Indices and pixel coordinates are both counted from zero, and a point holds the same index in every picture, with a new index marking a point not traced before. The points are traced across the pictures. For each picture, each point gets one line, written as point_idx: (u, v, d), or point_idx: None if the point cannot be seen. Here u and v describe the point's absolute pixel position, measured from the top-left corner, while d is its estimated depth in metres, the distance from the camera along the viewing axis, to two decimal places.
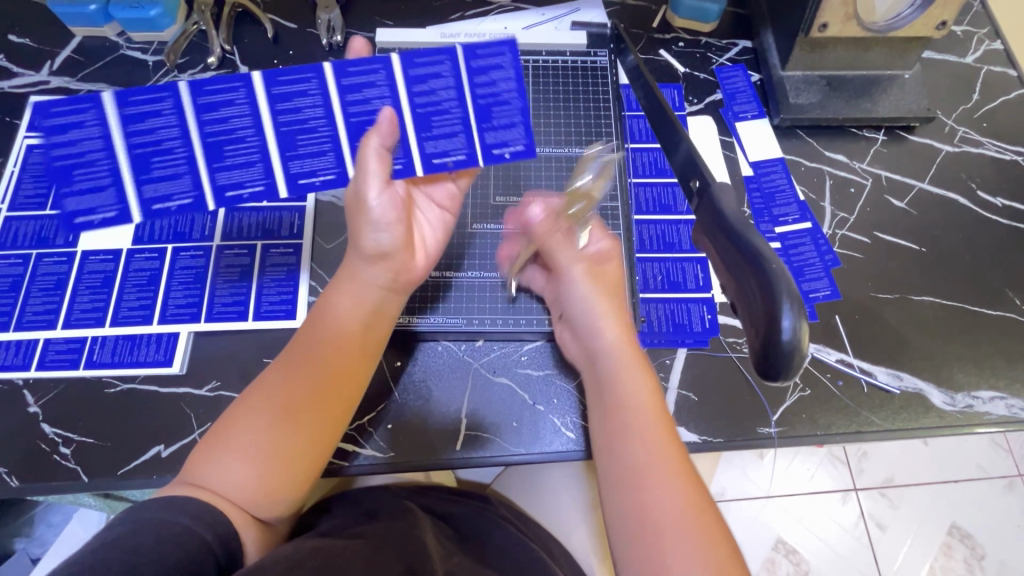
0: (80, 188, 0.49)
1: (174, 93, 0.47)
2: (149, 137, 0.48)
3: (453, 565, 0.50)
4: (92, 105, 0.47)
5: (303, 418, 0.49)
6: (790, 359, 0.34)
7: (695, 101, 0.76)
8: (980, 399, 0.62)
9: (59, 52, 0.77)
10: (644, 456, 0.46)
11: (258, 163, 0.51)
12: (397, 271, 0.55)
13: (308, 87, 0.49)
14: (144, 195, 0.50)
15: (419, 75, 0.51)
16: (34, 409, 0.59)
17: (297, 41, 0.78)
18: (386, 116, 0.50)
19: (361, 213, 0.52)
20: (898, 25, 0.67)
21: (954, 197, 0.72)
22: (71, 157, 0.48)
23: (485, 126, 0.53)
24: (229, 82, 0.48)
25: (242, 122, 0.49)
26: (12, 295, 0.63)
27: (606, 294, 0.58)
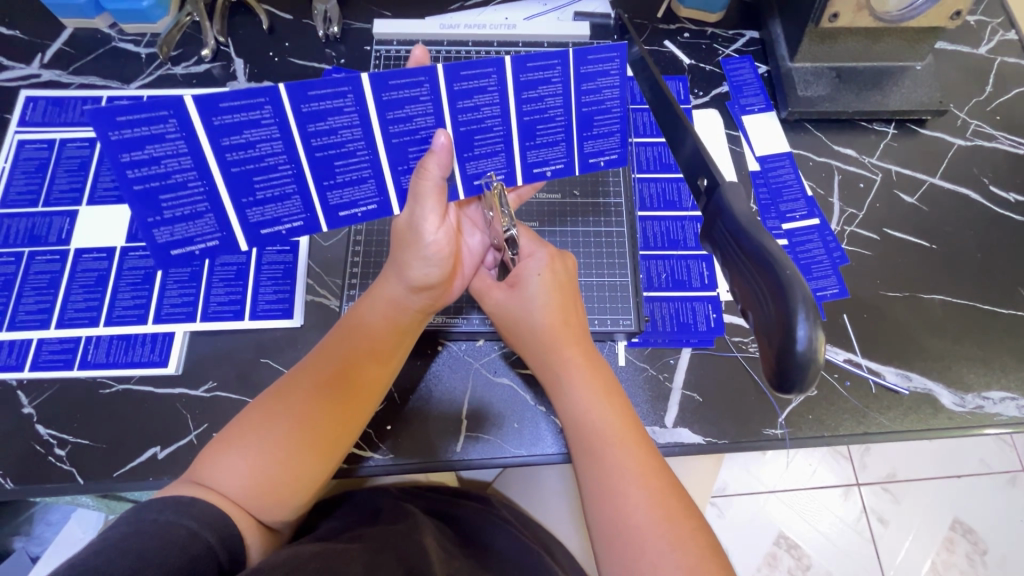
0: (175, 215, 0.49)
1: (274, 99, 0.44)
2: (248, 152, 0.47)
3: (455, 567, 0.49)
4: (172, 112, 0.43)
5: (313, 427, 0.48)
6: (805, 369, 0.32)
7: (700, 94, 0.74)
8: (990, 399, 0.61)
9: (50, 44, 0.75)
10: (610, 468, 0.48)
11: (369, 178, 0.52)
12: (435, 299, 0.55)
13: (420, 93, 0.47)
14: (249, 217, 0.52)
15: (530, 81, 0.49)
16: (28, 410, 0.59)
17: (293, 32, 0.76)
18: (441, 141, 0.50)
19: (414, 243, 0.52)
20: (911, 15, 0.65)
21: (966, 193, 0.70)
22: (155, 178, 0.46)
23: (585, 135, 0.54)
24: (335, 88, 0.45)
25: (352, 134, 0.48)
26: (4, 293, 0.62)
27: (563, 298, 0.56)
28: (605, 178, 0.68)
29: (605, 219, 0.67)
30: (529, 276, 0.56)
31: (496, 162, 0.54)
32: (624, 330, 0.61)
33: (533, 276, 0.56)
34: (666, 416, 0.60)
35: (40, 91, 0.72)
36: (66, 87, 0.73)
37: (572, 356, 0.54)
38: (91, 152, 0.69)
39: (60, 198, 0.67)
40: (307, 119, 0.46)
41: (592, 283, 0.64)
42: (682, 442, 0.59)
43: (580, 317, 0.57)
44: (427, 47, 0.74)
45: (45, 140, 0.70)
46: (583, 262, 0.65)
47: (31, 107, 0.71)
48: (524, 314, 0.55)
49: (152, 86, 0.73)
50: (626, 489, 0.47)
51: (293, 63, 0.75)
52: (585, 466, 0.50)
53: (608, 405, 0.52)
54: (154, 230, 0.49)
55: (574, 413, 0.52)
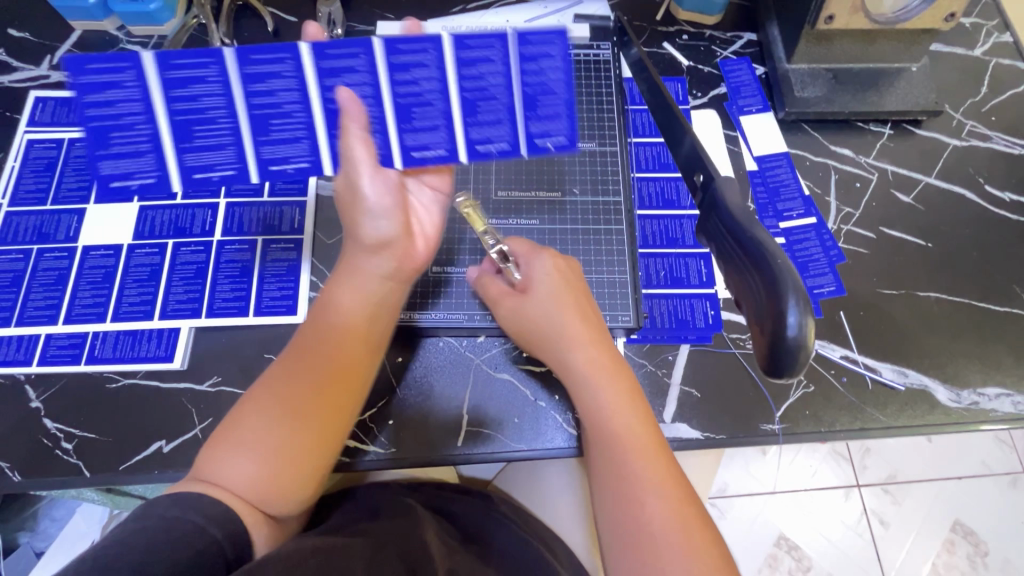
0: (121, 151, 0.48)
1: (220, 60, 0.46)
2: (192, 104, 0.47)
3: (455, 561, 0.50)
4: (132, 65, 0.46)
5: (309, 417, 0.49)
6: (796, 356, 0.33)
7: (699, 95, 0.75)
8: (986, 396, 0.62)
9: (59, 46, 0.76)
10: (630, 467, 0.49)
11: (304, 140, 0.50)
12: (399, 258, 0.55)
13: (357, 63, 0.48)
14: (187, 163, 0.50)
15: (469, 59, 0.49)
16: (36, 404, 0.59)
17: (297, 34, 0.78)
18: (346, 97, 0.47)
19: (358, 202, 0.52)
20: (906, 17, 0.66)
21: (961, 192, 0.71)
22: (109, 119, 0.47)
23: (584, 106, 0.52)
24: (277, 54, 0.46)
25: (289, 96, 0.48)
26: (13, 290, 0.63)
27: (576, 299, 0.57)
28: (605, 177, 0.69)
29: (605, 217, 0.67)
30: (539, 278, 0.58)
31: (439, 137, 0.51)
32: (623, 326, 0.62)
33: (543, 277, 0.58)
34: (664, 411, 0.60)
35: (49, 92, 0.73)
36: None
37: (592, 357, 0.55)
38: None
39: (68, 197, 0.68)
40: (249, 81, 0.47)
41: (591, 280, 0.64)
42: (681, 437, 0.60)
43: (597, 319, 0.58)
44: None
45: (54, 139, 0.71)
46: (583, 259, 0.65)
47: (40, 107, 0.72)
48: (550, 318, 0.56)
49: None
50: (644, 492, 0.47)
51: None
52: (602, 465, 0.50)
53: (631, 408, 0.52)
54: (99, 163, 0.48)
55: (596, 415, 0.53)
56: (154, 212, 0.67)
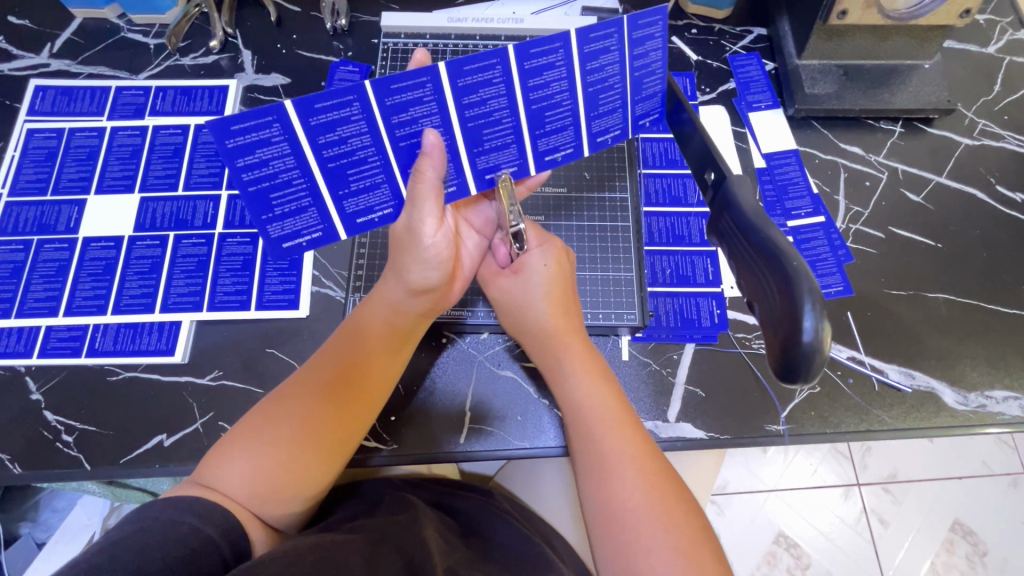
0: (283, 212, 0.49)
1: (282, 116, 0.42)
2: (341, 148, 0.46)
3: (455, 558, 0.50)
4: (276, 117, 0.42)
5: (318, 426, 0.49)
6: (811, 361, 0.31)
7: (707, 90, 0.74)
8: (993, 399, 0.61)
9: (59, 34, 0.75)
10: (609, 452, 0.49)
11: (448, 162, 0.51)
12: (436, 301, 0.55)
13: (494, 75, 0.46)
14: (346, 209, 0.51)
15: (592, 52, 0.46)
16: (36, 396, 0.59)
17: (301, 25, 0.77)
18: (431, 141, 0.48)
19: (413, 246, 0.51)
20: (920, 13, 0.64)
21: (972, 192, 0.70)
22: (265, 179, 0.46)
23: (637, 99, 0.52)
24: (261, 119, 0.42)
25: (431, 122, 0.47)
26: (13, 281, 0.63)
27: (563, 297, 0.56)
28: (611, 173, 0.68)
29: (611, 214, 0.67)
30: (532, 266, 0.56)
31: (566, 136, 0.53)
32: (628, 325, 0.61)
33: (536, 266, 0.56)
34: (668, 411, 0.60)
35: (50, 81, 0.73)
36: (75, 77, 0.73)
37: (573, 354, 0.54)
38: (100, 141, 0.69)
39: (68, 187, 0.67)
40: (317, 131, 0.45)
41: (596, 278, 0.64)
42: (684, 437, 0.59)
43: (576, 308, 0.57)
44: (435, 40, 0.74)
45: (54, 129, 0.70)
46: (587, 256, 0.65)
47: (41, 96, 0.72)
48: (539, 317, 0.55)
49: (160, 77, 0.73)
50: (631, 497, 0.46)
51: (301, 55, 0.75)
52: (583, 450, 0.50)
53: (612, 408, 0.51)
54: (268, 226, 0.50)
55: (575, 403, 0.52)
56: (156, 204, 0.67)
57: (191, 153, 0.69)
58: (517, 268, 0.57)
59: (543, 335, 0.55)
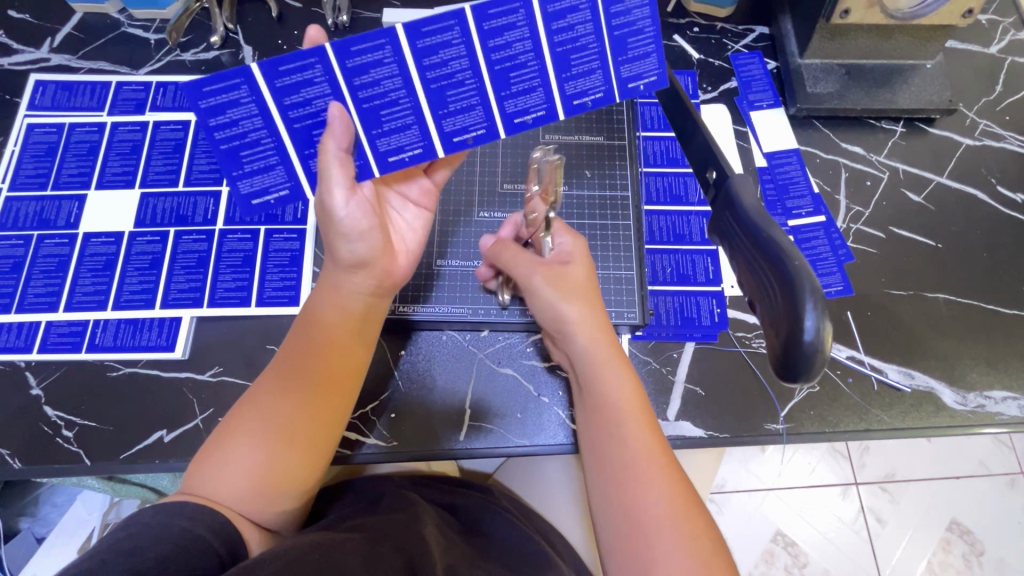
0: (253, 168, 0.49)
1: (249, 78, 0.43)
2: (307, 110, 0.47)
3: (454, 555, 0.50)
4: (244, 79, 0.43)
5: (292, 423, 0.49)
6: (811, 361, 0.31)
7: (709, 89, 0.74)
8: (992, 399, 0.61)
9: (59, 28, 0.75)
10: (633, 464, 0.48)
11: (414, 125, 0.50)
12: (380, 276, 0.54)
13: (453, 36, 0.45)
14: (312, 168, 0.51)
15: (556, 13, 0.45)
16: (36, 392, 0.59)
17: (302, 21, 0.76)
18: (336, 114, 0.47)
19: (332, 223, 0.50)
20: (923, 13, 0.64)
21: (973, 192, 0.70)
22: (235, 139, 0.47)
23: (621, 60, 0.49)
24: (228, 81, 0.43)
25: (394, 83, 0.47)
26: (13, 276, 0.63)
27: (596, 297, 0.57)
28: (612, 171, 0.68)
29: (611, 212, 0.67)
30: (575, 267, 0.57)
31: (535, 98, 0.51)
32: (628, 323, 0.62)
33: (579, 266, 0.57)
34: (668, 409, 0.60)
35: (50, 75, 0.72)
36: (75, 71, 0.73)
37: (602, 355, 0.54)
38: (100, 137, 0.69)
39: (68, 182, 0.67)
40: (283, 93, 0.45)
41: (597, 276, 0.64)
42: (684, 436, 0.59)
43: (609, 319, 0.57)
44: None
45: (54, 124, 0.70)
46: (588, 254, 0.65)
47: (41, 91, 0.71)
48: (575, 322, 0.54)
49: (161, 72, 0.73)
50: (651, 502, 0.46)
51: (302, 51, 0.75)
52: (607, 459, 0.50)
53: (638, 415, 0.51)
54: (239, 182, 0.50)
55: (604, 404, 0.52)
56: (156, 199, 0.66)
57: (191, 149, 0.69)
58: (563, 270, 0.56)
59: (584, 344, 0.54)
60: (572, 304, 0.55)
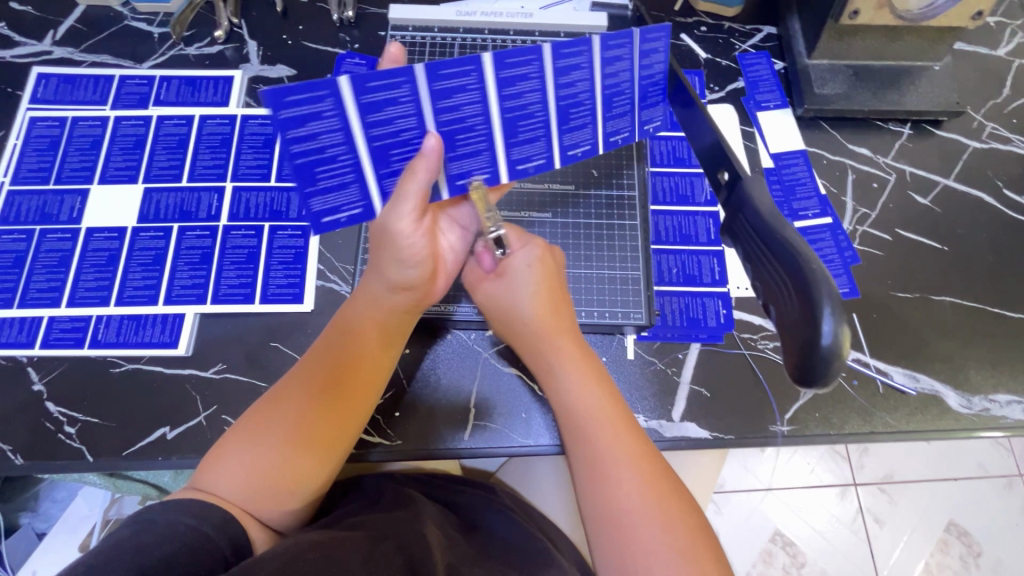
0: (327, 187, 0.48)
1: (334, 90, 0.42)
2: (389, 128, 0.46)
3: (457, 554, 0.50)
4: (329, 92, 0.42)
5: (311, 427, 0.49)
6: (830, 365, 0.31)
7: (716, 89, 0.74)
8: (997, 402, 0.61)
9: (62, 21, 0.74)
10: (602, 453, 0.49)
11: (485, 151, 0.52)
12: (419, 299, 0.55)
13: (530, 69, 0.48)
14: (386, 186, 0.51)
15: (611, 57, 0.49)
16: (38, 387, 0.59)
17: (307, 16, 0.76)
18: (432, 145, 0.48)
19: (392, 246, 0.51)
20: (933, 14, 0.64)
21: (979, 195, 0.70)
22: (311, 153, 0.45)
23: (643, 106, 0.55)
24: (313, 92, 0.42)
25: (474, 109, 0.48)
26: (15, 271, 0.62)
27: (553, 294, 0.56)
28: (619, 171, 0.68)
29: (618, 211, 0.66)
30: (518, 269, 0.56)
31: (586, 134, 0.55)
32: (634, 324, 0.61)
33: (523, 269, 0.55)
34: (672, 410, 0.60)
35: (52, 69, 0.72)
36: (78, 65, 0.72)
37: (564, 352, 0.54)
38: (103, 131, 0.69)
39: (71, 176, 0.66)
40: (366, 109, 0.45)
41: (602, 276, 0.63)
42: (688, 437, 0.59)
43: (569, 306, 0.57)
44: (443, 34, 0.73)
45: (56, 117, 0.69)
46: (594, 254, 0.64)
47: (43, 84, 0.71)
48: (523, 311, 0.55)
49: (165, 67, 0.73)
50: (628, 500, 0.46)
51: (307, 47, 0.74)
52: (579, 450, 0.50)
53: (605, 409, 0.51)
54: (310, 201, 0.49)
55: (566, 403, 0.52)
56: (159, 194, 0.66)
57: (196, 144, 0.68)
58: (501, 272, 0.57)
59: (532, 333, 0.55)
60: (510, 303, 0.56)
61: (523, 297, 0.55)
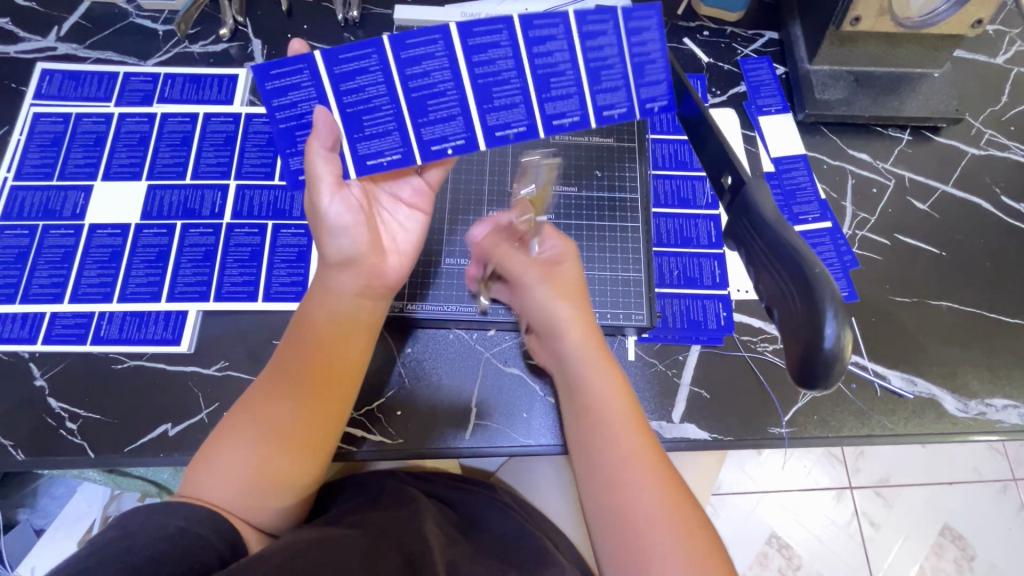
0: (307, 151, 0.52)
1: (311, 63, 0.48)
2: (360, 96, 0.50)
3: (456, 552, 0.50)
4: (307, 65, 0.48)
5: (288, 426, 0.49)
6: (832, 367, 0.31)
7: (718, 92, 0.75)
8: (993, 406, 0.62)
9: (66, 17, 0.74)
10: (622, 460, 0.49)
11: (521, 104, 0.53)
12: (368, 277, 0.54)
13: (501, 38, 0.50)
14: (359, 152, 0.53)
15: (591, 31, 0.50)
16: (40, 382, 0.59)
17: (312, 15, 0.76)
18: (320, 116, 0.50)
19: (321, 223, 0.52)
20: (933, 22, 0.65)
21: (977, 201, 0.70)
22: (293, 119, 0.51)
23: (641, 82, 0.52)
24: (293, 65, 0.48)
25: (508, 62, 0.51)
26: (18, 266, 0.62)
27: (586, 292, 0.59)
28: (622, 173, 0.68)
29: (620, 214, 0.67)
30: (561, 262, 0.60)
31: (573, 104, 0.54)
32: (635, 325, 0.62)
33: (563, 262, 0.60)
34: (673, 412, 0.60)
35: (57, 65, 0.72)
36: (82, 61, 0.73)
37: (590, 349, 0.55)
38: (107, 127, 0.69)
39: (74, 173, 0.67)
40: (339, 81, 0.50)
41: (604, 277, 0.64)
42: (688, 438, 0.60)
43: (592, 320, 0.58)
44: None
45: (60, 113, 0.69)
46: (596, 256, 0.65)
47: (47, 80, 0.71)
48: (557, 321, 0.56)
49: (169, 64, 0.73)
50: (644, 505, 0.46)
51: (312, 46, 0.75)
52: (604, 454, 0.50)
53: (625, 413, 0.51)
54: (292, 163, 0.53)
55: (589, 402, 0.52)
56: (163, 191, 0.66)
57: (200, 142, 0.69)
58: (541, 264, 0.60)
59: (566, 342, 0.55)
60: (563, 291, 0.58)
61: (560, 310, 0.56)
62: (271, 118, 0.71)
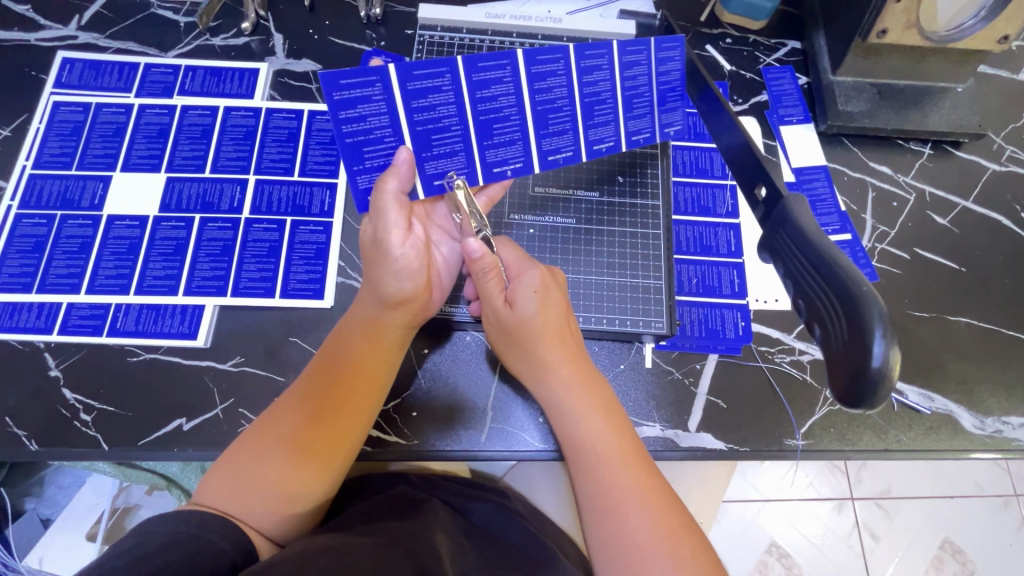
0: (374, 165, 0.54)
1: (384, 77, 0.49)
2: (430, 114, 0.53)
3: (469, 559, 0.50)
4: (380, 78, 0.49)
5: (307, 438, 0.49)
6: (880, 386, 0.31)
7: (739, 101, 0.74)
8: (1010, 424, 0.62)
9: (88, 6, 0.74)
10: (612, 485, 0.49)
11: (569, 130, 0.59)
12: (416, 312, 0.56)
13: (558, 67, 0.54)
14: (426, 170, 0.56)
15: (629, 61, 0.55)
16: (55, 373, 0.59)
17: (334, 11, 0.76)
18: (403, 157, 0.53)
19: (384, 260, 0.54)
20: (959, 37, 0.64)
21: (997, 218, 0.70)
22: (360, 134, 0.51)
23: (662, 109, 0.60)
24: (366, 77, 0.48)
25: (563, 92, 0.56)
26: (36, 255, 0.62)
27: (559, 321, 0.56)
28: (644, 180, 0.68)
29: (641, 220, 0.66)
30: (524, 294, 0.55)
31: (609, 130, 0.60)
32: (653, 332, 0.62)
33: (529, 294, 0.55)
34: (689, 420, 0.60)
35: (78, 53, 0.72)
36: (103, 51, 0.72)
37: (563, 374, 0.54)
38: (127, 118, 0.68)
39: (94, 163, 0.66)
40: (412, 96, 0.51)
41: (625, 284, 0.64)
42: (704, 447, 0.60)
43: (576, 336, 0.57)
44: (471, 35, 0.73)
45: (80, 103, 0.69)
46: (615, 262, 0.65)
47: (68, 69, 0.71)
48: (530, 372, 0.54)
49: (190, 56, 0.73)
50: (636, 525, 0.47)
51: (333, 43, 0.74)
52: (588, 489, 0.50)
53: (605, 423, 0.53)
54: (357, 178, 0.54)
55: (573, 432, 0.53)
56: (182, 184, 0.66)
57: (220, 135, 0.68)
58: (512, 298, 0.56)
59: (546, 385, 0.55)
60: (520, 326, 0.55)
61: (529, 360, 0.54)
62: (291, 113, 0.70)
